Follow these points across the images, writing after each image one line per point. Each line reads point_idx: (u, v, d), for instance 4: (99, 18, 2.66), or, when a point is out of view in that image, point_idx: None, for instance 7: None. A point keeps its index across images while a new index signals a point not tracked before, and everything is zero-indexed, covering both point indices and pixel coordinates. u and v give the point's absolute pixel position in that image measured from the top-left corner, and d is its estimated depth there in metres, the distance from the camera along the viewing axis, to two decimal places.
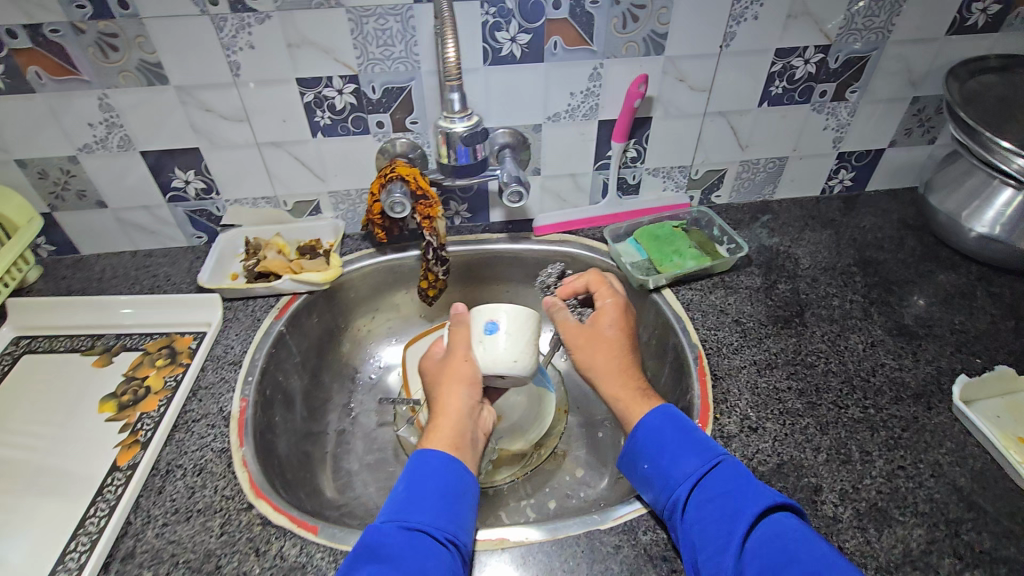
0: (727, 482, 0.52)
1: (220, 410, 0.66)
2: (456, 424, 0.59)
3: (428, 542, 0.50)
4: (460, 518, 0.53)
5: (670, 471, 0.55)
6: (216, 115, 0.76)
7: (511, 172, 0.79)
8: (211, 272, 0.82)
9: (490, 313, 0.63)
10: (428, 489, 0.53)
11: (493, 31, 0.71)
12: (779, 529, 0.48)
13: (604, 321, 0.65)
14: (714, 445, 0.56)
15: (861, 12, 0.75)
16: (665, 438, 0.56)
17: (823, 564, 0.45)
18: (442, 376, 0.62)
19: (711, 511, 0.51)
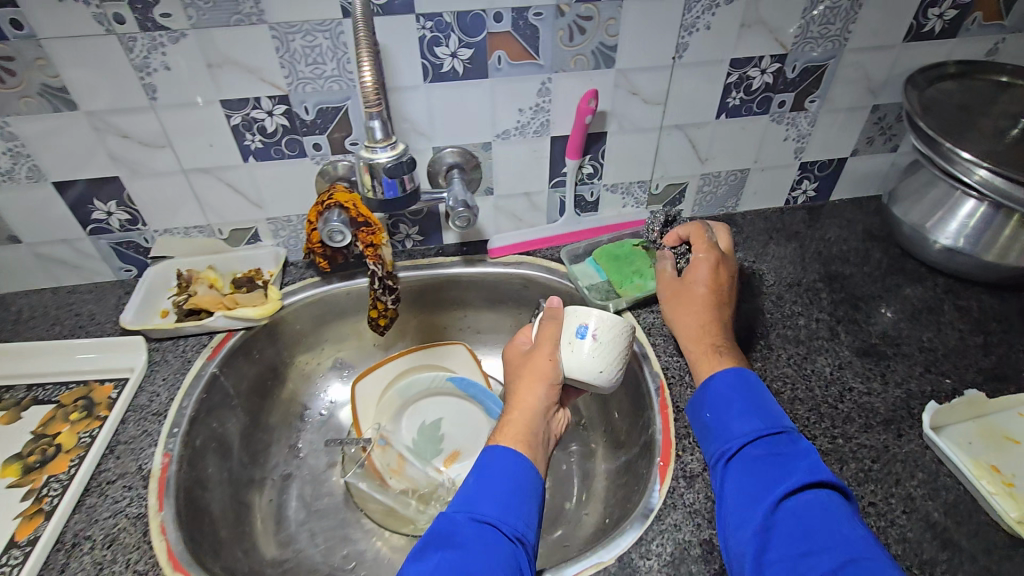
0: (784, 448, 0.51)
1: (139, 468, 0.60)
2: (528, 424, 0.59)
3: (496, 537, 0.50)
4: (527, 515, 0.52)
5: (727, 427, 0.55)
6: (135, 141, 0.70)
7: (459, 195, 0.73)
8: (138, 311, 0.76)
9: (582, 316, 0.61)
10: (500, 481, 0.53)
11: (432, 46, 0.67)
12: (824, 501, 0.47)
13: (694, 275, 0.66)
14: (783, 415, 0.54)
15: (817, 20, 0.72)
16: (730, 396, 0.56)
17: (856, 545, 0.43)
18: (524, 370, 0.63)
19: (755, 469, 0.50)
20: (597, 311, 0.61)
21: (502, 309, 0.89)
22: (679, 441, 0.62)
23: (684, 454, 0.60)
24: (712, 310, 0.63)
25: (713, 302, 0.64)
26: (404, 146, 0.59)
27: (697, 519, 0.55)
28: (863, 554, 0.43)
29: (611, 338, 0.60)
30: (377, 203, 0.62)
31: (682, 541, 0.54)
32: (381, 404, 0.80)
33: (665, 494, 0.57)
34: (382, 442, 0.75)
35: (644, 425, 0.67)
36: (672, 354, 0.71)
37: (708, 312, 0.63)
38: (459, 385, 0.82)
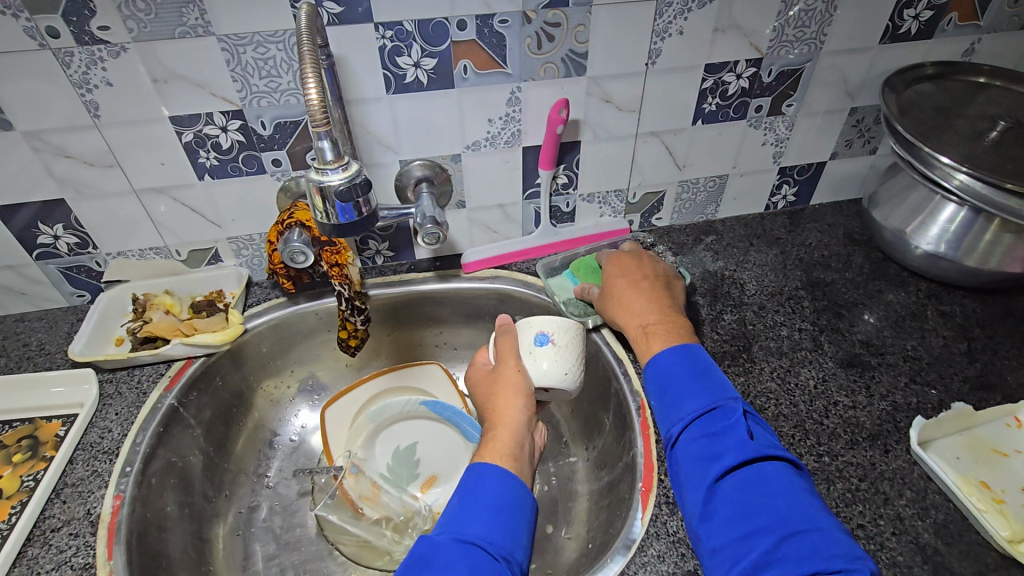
0: (725, 425, 0.52)
1: (87, 513, 0.56)
2: (513, 436, 0.56)
3: (482, 557, 0.46)
4: (514, 534, 0.49)
5: (669, 409, 0.55)
6: (79, 161, 0.66)
7: (428, 210, 0.69)
8: (89, 341, 0.72)
9: (538, 326, 0.62)
10: (484, 497, 0.50)
11: (393, 56, 0.64)
12: (760, 478, 0.48)
13: (612, 272, 0.70)
14: (723, 389, 0.54)
15: (791, 23, 0.70)
16: (671, 379, 0.56)
17: (796, 515, 0.45)
18: (494, 387, 0.60)
19: (697, 450, 0.51)
20: (549, 319, 0.62)
21: (478, 324, 0.86)
22: (661, 465, 0.59)
23: (666, 478, 0.58)
24: (634, 292, 0.66)
25: (632, 285, 0.67)
26: (358, 167, 0.53)
27: (681, 549, 0.52)
28: (802, 524, 0.44)
29: (569, 340, 0.61)
30: (328, 231, 0.55)
31: (665, 574, 0.51)
32: (353, 429, 0.77)
33: (647, 523, 0.55)
34: (354, 470, 0.71)
35: (625, 447, 0.64)
36: None
37: (629, 293, 0.66)
38: (434, 409, 0.78)
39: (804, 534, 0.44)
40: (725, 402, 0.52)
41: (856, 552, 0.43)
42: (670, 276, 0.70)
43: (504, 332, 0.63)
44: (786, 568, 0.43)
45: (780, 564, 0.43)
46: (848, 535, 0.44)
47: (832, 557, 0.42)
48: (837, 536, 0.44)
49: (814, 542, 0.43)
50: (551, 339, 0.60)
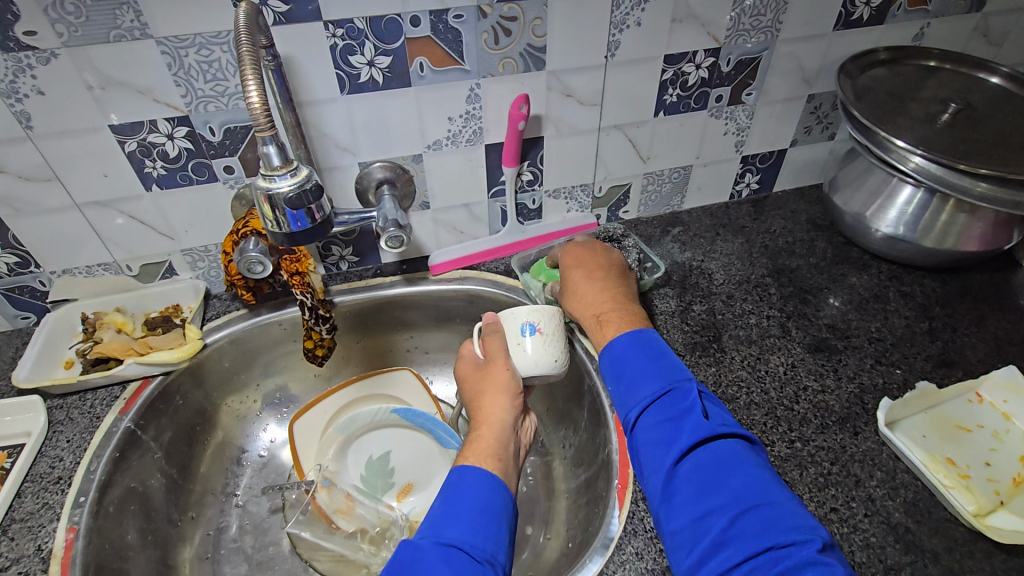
0: (680, 407, 0.52)
1: (39, 548, 0.53)
2: (498, 439, 0.55)
3: (464, 563, 0.45)
4: (497, 537, 0.47)
5: (626, 396, 0.55)
6: (13, 176, 0.62)
7: (389, 213, 0.68)
8: (36, 364, 0.68)
9: (527, 313, 0.60)
10: (466, 499, 0.49)
11: (345, 56, 0.62)
12: (716, 457, 0.48)
13: (569, 262, 0.69)
14: (677, 371, 0.54)
15: (747, 12, 0.70)
16: (627, 365, 0.56)
17: (751, 492, 0.45)
18: (481, 384, 0.59)
19: (654, 435, 0.51)
20: (533, 306, 0.60)
21: (449, 327, 0.84)
22: None
23: None
24: (589, 284, 0.65)
25: (588, 276, 0.66)
26: (308, 172, 0.50)
27: (660, 545, 0.52)
28: (756, 500, 0.45)
29: (555, 328, 0.60)
30: (281, 239, 0.52)
31: (644, 571, 0.50)
32: (321, 441, 0.75)
33: (624, 520, 0.54)
34: (326, 484, 0.69)
35: (601, 443, 0.64)
36: None
37: (585, 285, 0.66)
38: (405, 416, 0.76)
39: (759, 508, 0.44)
40: (679, 384, 0.53)
41: (811, 524, 0.43)
42: (624, 266, 0.69)
43: (491, 329, 0.61)
44: (742, 544, 0.43)
45: (737, 541, 0.43)
46: (803, 508, 0.45)
47: (785, 530, 0.42)
48: (790, 509, 0.44)
49: (769, 516, 0.43)
50: (538, 328, 0.59)
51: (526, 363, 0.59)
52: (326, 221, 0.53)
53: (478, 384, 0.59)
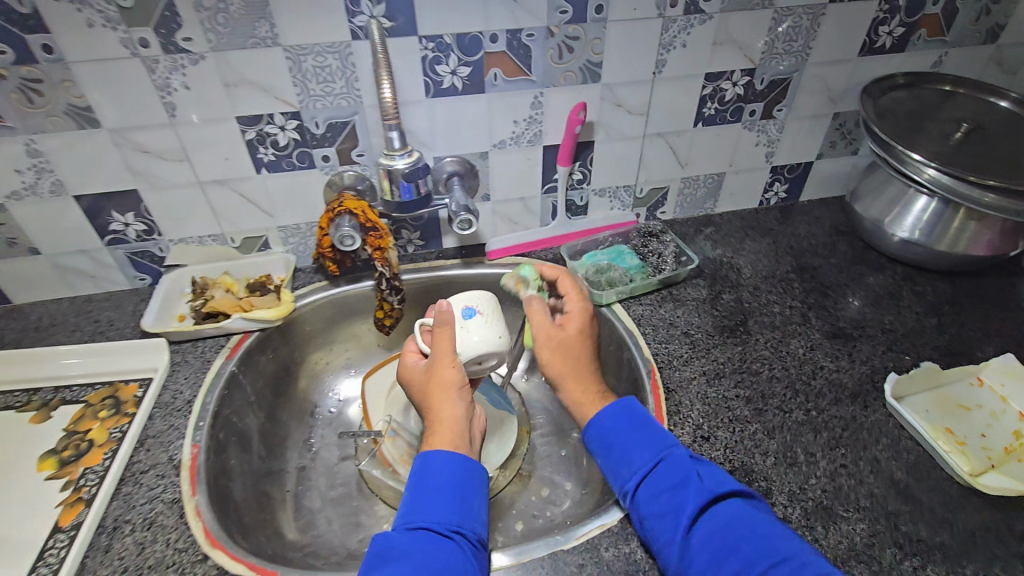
0: (675, 474, 0.54)
1: (170, 458, 0.65)
2: (454, 428, 0.59)
3: (436, 538, 0.51)
4: (467, 509, 0.54)
5: (619, 468, 0.57)
6: (153, 156, 0.75)
7: (460, 201, 0.79)
8: (157, 315, 0.80)
9: (463, 300, 0.68)
10: (433, 486, 0.54)
11: (433, 65, 0.73)
12: (722, 520, 0.51)
13: (571, 326, 0.65)
14: (662, 439, 0.58)
15: (781, 38, 0.80)
16: (616, 437, 0.59)
17: (767, 549, 0.47)
18: (429, 386, 0.62)
19: (657, 506, 0.53)
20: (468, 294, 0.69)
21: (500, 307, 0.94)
22: (670, 418, 0.67)
23: (676, 428, 0.66)
24: (591, 360, 0.65)
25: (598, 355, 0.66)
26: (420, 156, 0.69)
27: None
28: (773, 556, 0.47)
29: (492, 309, 0.69)
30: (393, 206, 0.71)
31: None
32: (388, 398, 0.85)
33: None
34: (393, 434, 0.79)
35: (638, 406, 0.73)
36: (660, 341, 0.77)
37: (588, 364, 0.64)
38: None
39: (780, 566, 0.46)
40: (667, 452, 0.56)
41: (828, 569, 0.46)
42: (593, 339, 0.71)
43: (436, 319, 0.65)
44: None
45: None
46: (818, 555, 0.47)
47: None
48: (808, 559, 0.46)
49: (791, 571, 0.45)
50: (477, 310, 0.67)
51: (474, 345, 0.65)
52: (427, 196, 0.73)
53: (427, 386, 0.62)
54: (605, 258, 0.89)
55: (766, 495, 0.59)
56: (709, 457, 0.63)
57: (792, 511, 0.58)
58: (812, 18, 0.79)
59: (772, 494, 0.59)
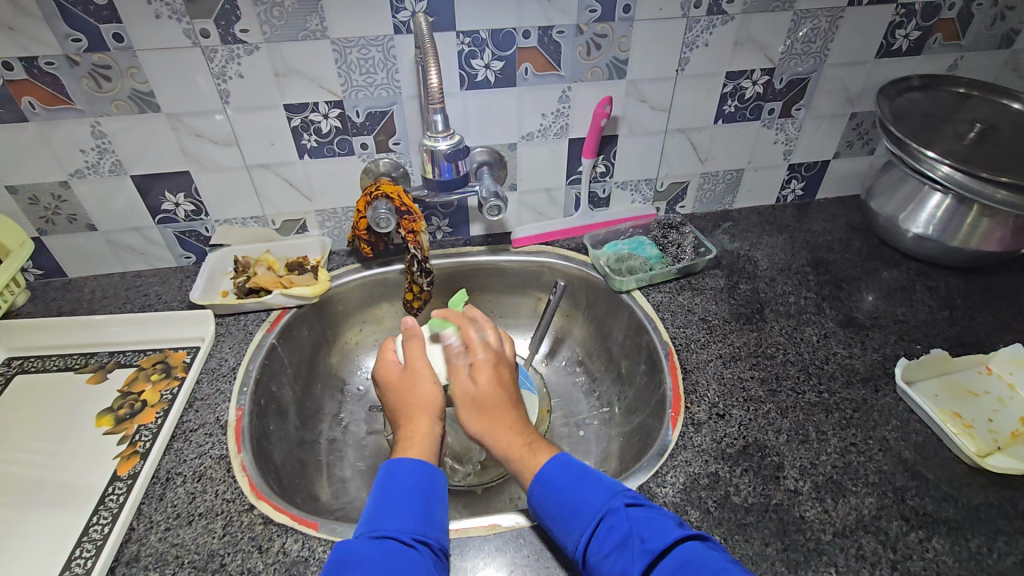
0: (616, 537, 0.49)
1: (217, 419, 0.69)
2: (429, 441, 0.61)
3: (397, 546, 0.50)
4: (430, 517, 0.54)
5: (565, 532, 0.53)
6: (205, 140, 0.80)
7: (490, 187, 0.83)
8: (203, 290, 0.85)
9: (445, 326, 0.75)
10: (395, 495, 0.54)
11: (469, 59, 0.78)
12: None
13: (483, 378, 0.63)
14: (599, 494, 0.53)
15: (800, 39, 0.83)
16: (554, 500, 0.54)
17: None
18: (409, 399, 0.64)
19: (605, 573, 0.48)
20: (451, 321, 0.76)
21: (524, 294, 0.98)
22: (687, 396, 0.71)
23: (692, 405, 0.69)
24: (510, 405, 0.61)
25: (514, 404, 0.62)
26: (460, 137, 0.73)
27: (705, 456, 0.64)
28: None
29: None
30: (434, 184, 0.76)
31: (692, 473, 0.62)
32: None
33: (677, 436, 0.66)
34: None
35: (656, 386, 0.76)
36: (678, 325, 0.80)
37: (511, 411, 0.61)
38: None
39: None
40: (605, 511, 0.51)
41: None
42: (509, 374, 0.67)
43: (412, 334, 0.71)
44: None
45: None
46: None
47: None
48: None
49: None
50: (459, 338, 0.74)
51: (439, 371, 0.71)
52: (464, 175, 0.77)
53: (407, 398, 0.64)
54: (626, 247, 0.92)
55: (778, 468, 0.62)
56: (723, 432, 0.66)
57: (803, 484, 0.61)
58: (831, 20, 0.82)
59: (784, 468, 0.62)
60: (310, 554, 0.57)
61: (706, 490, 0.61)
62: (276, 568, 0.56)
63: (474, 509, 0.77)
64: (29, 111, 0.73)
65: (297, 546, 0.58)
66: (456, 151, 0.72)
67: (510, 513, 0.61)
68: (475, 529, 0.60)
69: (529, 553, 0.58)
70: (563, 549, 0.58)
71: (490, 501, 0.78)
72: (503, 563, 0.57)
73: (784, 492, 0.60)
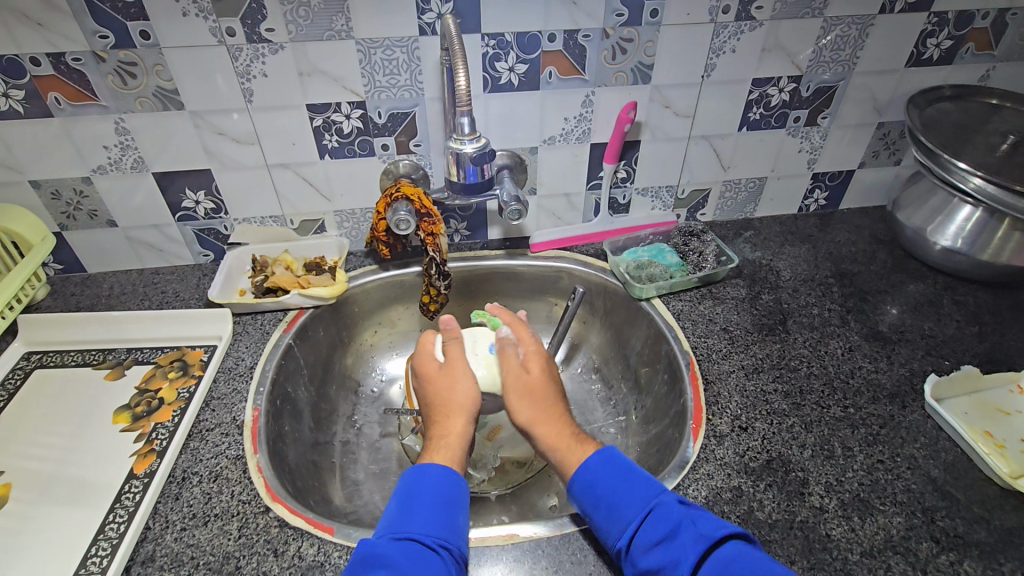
0: (667, 525, 0.51)
1: (234, 419, 0.69)
2: (460, 442, 0.61)
3: (421, 551, 0.50)
4: (452, 524, 0.53)
5: (609, 521, 0.54)
6: (228, 138, 0.80)
7: (511, 191, 0.81)
8: (221, 288, 0.85)
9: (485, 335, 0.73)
10: (422, 497, 0.54)
11: (493, 62, 0.77)
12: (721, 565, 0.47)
13: (534, 367, 0.66)
14: (651, 486, 0.55)
15: (828, 47, 0.82)
16: (601, 489, 0.55)
17: None
18: (445, 399, 0.64)
19: (654, 559, 0.49)
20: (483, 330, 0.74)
21: (541, 299, 0.97)
22: (708, 407, 0.69)
23: (714, 417, 0.68)
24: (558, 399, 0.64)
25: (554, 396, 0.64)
26: (486, 139, 0.72)
27: (728, 470, 0.62)
28: None
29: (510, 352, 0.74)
30: (458, 187, 0.75)
31: (715, 487, 0.61)
32: None
33: (699, 448, 0.65)
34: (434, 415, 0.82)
35: (676, 397, 0.74)
36: (699, 335, 0.79)
37: (557, 404, 0.63)
38: None
39: None
40: (656, 501, 0.52)
41: None
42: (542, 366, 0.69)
43: (453, 336, 0.70)
44: None
45: None
46: None
47: None
48: None
49: None
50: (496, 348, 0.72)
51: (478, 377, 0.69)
52: (490, 179, 0.76)
53: (445, 398, 0.64)
54: (646, 254, 0.91)
55: (803, 484, 0.61)
56: (746, 445, 0.65)
57: (829, 501, 0.59)
58: (861, 28, 0.81)
59: (809, 484, 0.61)
60: (326, 559, 0.56)
61: (728, 505, 0.59)
62: (291, 573, 0.55)
63: (488, 516, 0.76)
64: (54, 106, 0.73)
65: (313, 550, 0.57)
66: (482, 154, 0.71)
67: (529, 522, 0.60)
68: (492, 538, 0.58)
69: (547, 564, 0.56)
70: (583, 561, 0.56)
71: (504, 507, 0.77)
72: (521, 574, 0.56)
73: (810, 509, 0.59)
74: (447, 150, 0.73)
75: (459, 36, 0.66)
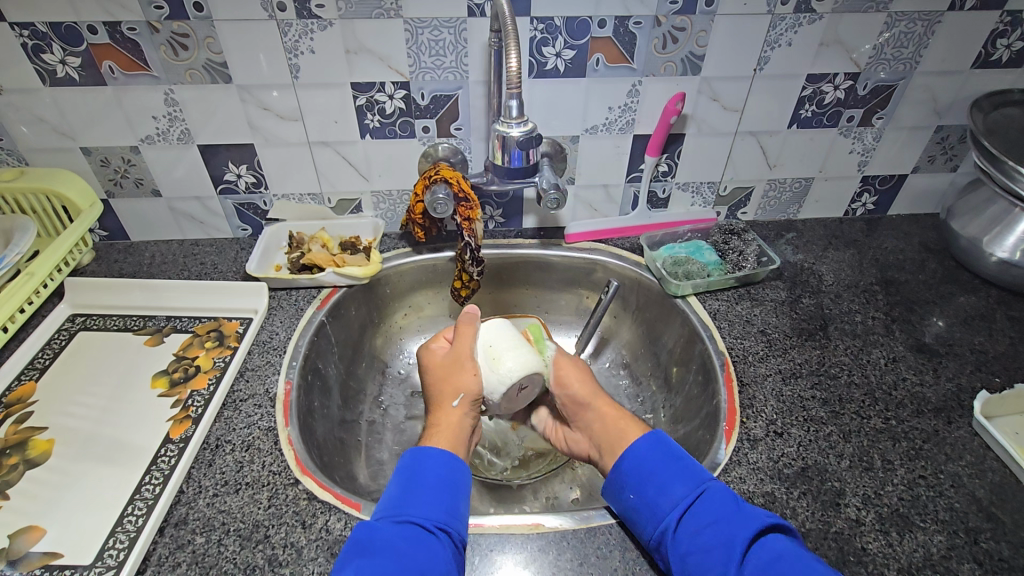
0: (718, 509, 0.52)
1: (267, 391, 0.70)
2: (459, 428, 0.62)
3: (421, 533, 0.50)
4: (454, 509, 0.53)
5: (656, 500, 0.54)
6: (273, 114, 0.80)
7: (550, 179, 0.78)
8: (259, 262, 0.86)
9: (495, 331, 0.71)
10: (425, 482, 0.54)
11: (540, 46, 0.76)
12: (776, 549, 0.48)
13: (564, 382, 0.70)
14: (702, 471, 0.56)
15: (889, 44, 0.79)
16: (650, 471, 0.56)
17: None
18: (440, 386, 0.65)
19: (702, 540, 0.50)
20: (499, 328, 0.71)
21: (572, 291, 0.96)
22: (742, 410, 0.68)
23: (748, 421, 0.66)
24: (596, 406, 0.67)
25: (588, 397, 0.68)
26: (533, 124, 0.71)
27: (761, 475, 0.61)
28: None
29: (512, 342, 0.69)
30: (501, 171, 0.75)
31: (746, 492, 0.60)
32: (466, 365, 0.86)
33: (731, 452, 0.63)
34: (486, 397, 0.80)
35: (707, 399, 0.73)
36: (736, 336, 0.77)
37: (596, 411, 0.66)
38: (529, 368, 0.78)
39: None
40: (710, 482, 0.54)
41: None
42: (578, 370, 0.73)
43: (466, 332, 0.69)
44: None
45: None
46: None
47: None
48: None
49: None
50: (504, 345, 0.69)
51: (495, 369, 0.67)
52: (532, 164, 0.75)
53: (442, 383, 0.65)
54: (684, 251, 0.89)
55: (839, 494, 0.59)
56: (781, 451, 0.63)
57: (866, 514, 0.58)
58: (927, 25, 0.77)
59: (845, 494, 0.59)
60: (352, 535, 0.57)
61: (761, 510, 0.58)
62: (319, 546, 0.56)
63: (508, 504, 0.76)
64: (108, 75, 0.75)
65: (340, 525, 0.57)
66: (529, 138, 0.70)
67: (554, 513, 0.59)
68: (516, 526, 0.58)
69: (571, 558, 0.56)
70: (608, 556, 0.56)
71: (526, 497, 0.77)
72: (544, 564, 0.55)
73: (845, 520, 0.57)
74: (493, 133, 0.72)
75: (513, 16, 0.65)
